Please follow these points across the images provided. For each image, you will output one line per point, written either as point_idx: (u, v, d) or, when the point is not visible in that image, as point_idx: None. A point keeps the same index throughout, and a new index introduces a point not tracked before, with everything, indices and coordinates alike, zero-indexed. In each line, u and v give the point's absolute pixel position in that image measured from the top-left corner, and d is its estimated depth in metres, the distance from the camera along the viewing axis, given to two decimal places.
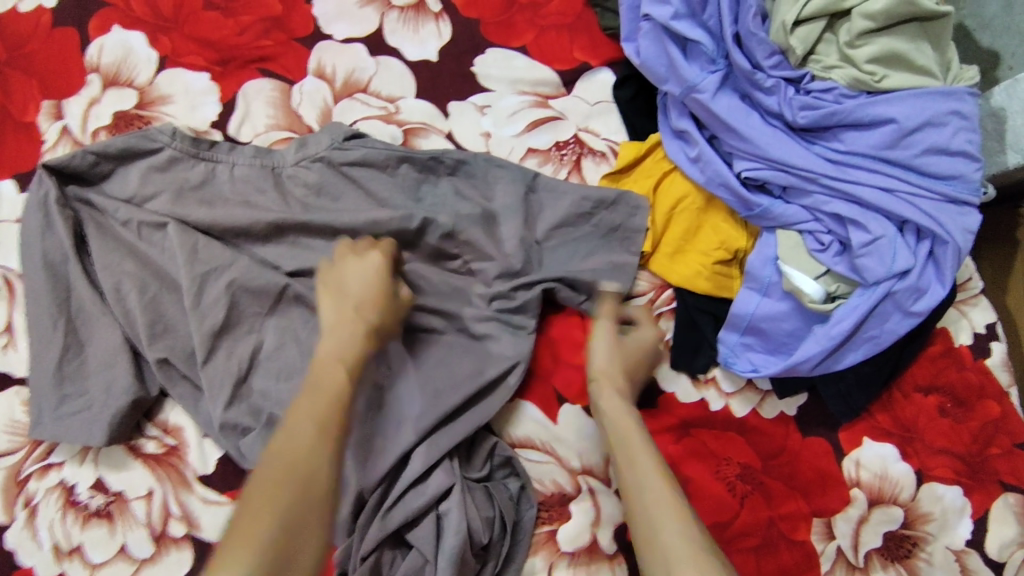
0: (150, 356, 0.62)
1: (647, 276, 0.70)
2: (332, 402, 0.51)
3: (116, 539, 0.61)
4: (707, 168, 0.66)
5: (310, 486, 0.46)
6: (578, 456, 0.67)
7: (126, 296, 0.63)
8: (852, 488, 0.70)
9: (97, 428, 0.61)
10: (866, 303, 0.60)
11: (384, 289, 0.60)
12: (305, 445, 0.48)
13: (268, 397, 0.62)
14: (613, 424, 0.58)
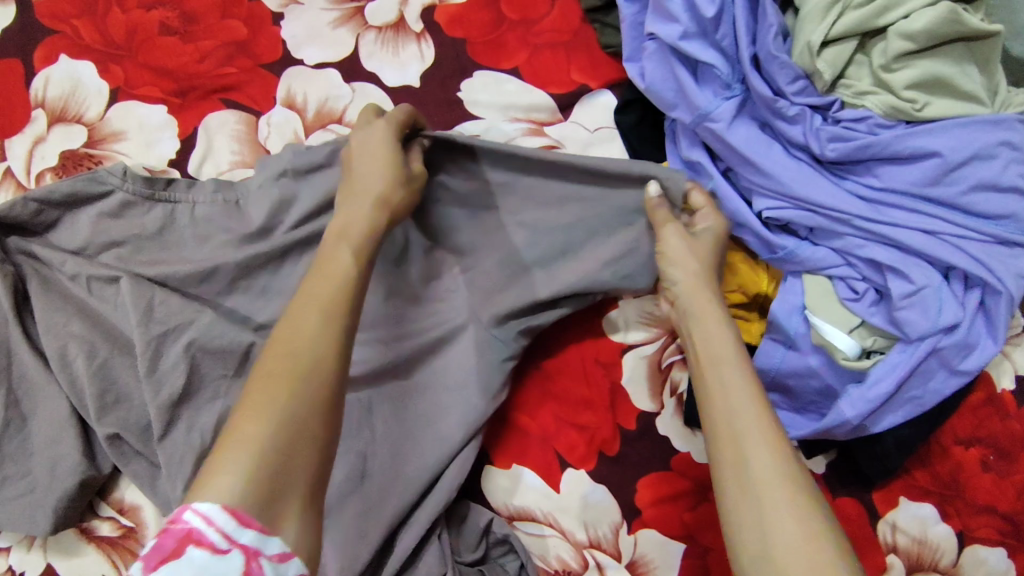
0: (100, 431, 0.55)
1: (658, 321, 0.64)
2: (337, 298, 0.43)
3: None
4: (723, 206, 0.59)
5: (308, 393, 0.39)
6: (584, 528, 0.60)
7: (72, 363, 0.56)
8: (888, 555, 0.63)
9: (41, 515, 0.54)
10: (907, 362, 0.53)
11: (391, 163, 0.52)
12: (308, 335, 0.41)
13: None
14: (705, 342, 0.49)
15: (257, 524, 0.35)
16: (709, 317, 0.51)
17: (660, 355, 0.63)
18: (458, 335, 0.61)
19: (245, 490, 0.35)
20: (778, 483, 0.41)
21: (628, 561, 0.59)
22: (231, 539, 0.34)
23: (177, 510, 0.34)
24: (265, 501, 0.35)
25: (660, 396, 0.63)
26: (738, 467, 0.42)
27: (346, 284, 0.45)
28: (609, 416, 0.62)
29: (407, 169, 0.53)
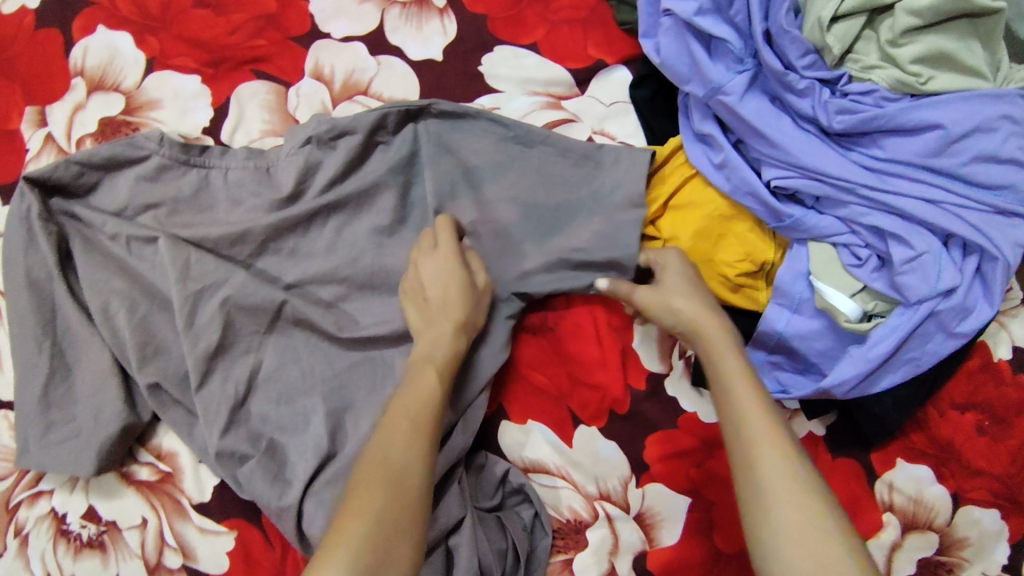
0: (141, 380, 0.58)
1: None
2: (426, 418, 0.50)
3: (109, 571, 0.58)
4: (733, 176, 0.61)
5: (402, 500, 0.44)
6: (595, 480, 0.63)
7: (114, 316, 0.59)
8: (885, 514, 0.66)
9: (85, 459, 0.57)
10: (906, 324, 0.55)
11: (462, 286, 0.58)
12: (401, 449, 0.47)
13: (268, 421, 0.59)
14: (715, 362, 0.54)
15: None
16: (719, 345, 0.55)
17: None
18: None
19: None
20: (787, 482, 0.44)
21: (636, 513, 0.63)
22: None
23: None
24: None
25: (670, 358, 0.66)
26: (748, 468, 0.46)
27: (430, 403, 0.51)
28: (620, 376, 0.65)
29: (477, 296, 0.60)
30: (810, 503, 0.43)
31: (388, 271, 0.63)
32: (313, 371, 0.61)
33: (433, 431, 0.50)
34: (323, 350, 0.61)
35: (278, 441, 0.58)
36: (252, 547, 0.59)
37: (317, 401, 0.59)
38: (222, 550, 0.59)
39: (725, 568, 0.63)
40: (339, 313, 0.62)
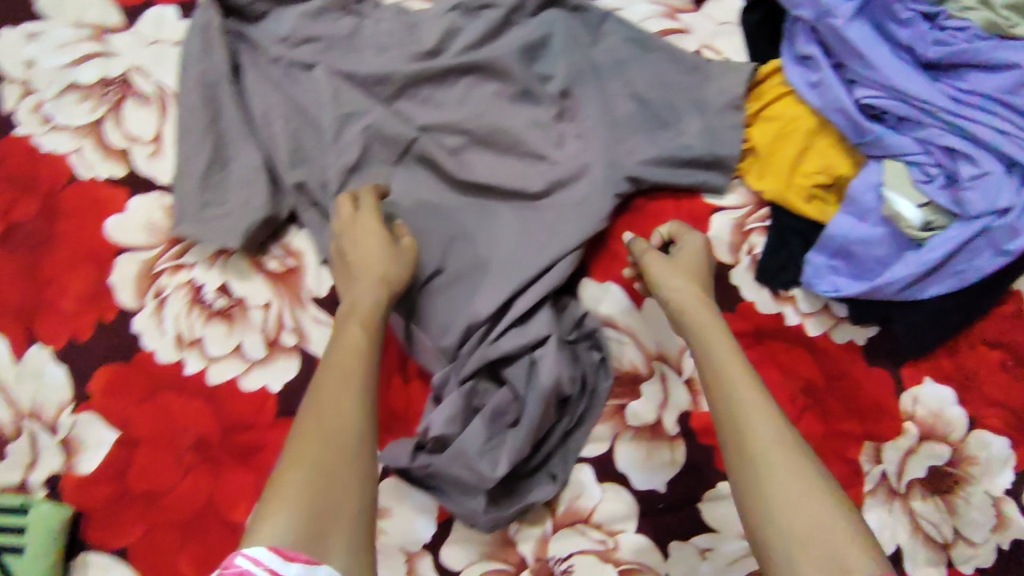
0: (290, 179, 0.66)
1: (744, 191, 0.74)
2: (352, 364, 0.54)
3: (233, 338, 0.67)
4: (827, 93, 0.69)
5: (333, 448, 0.48)
6: (656, 343, 0.71)
7: (271, 123, 0.68)
8: (906, 421, 0.74)
9: (233, 237, 0.65)
10: (962, 235, 0.64)
11: (384, 246, 0.62)
12: (330, 408, 0.50)
13: (388, 235, 0.66)
14: (713, 373, 0.58)
15: (303, 557, 0.42)
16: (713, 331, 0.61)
17: (744, 219, 0.73)
18: (580, 166, 0.71)
19: (295, 538, 0.43)
20: (799, 468, 0.50)
21: (687, 377, 0.71)
22: (281, 570, 0.41)
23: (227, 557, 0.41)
24: (310, 544, 0.43)
25: (738, 253, 0.73)
26: (751, 455, 0.52)
27: (370, 355, 0.56)
28: None
29: (400, 257, 0.63)
30: (804, 468, 0.50)
31: (507, 130, 0.70)
32: (431, 203, 0.69)
33: (366, 382, 0.53)
34: (441, 189, 0.70)
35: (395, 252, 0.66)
36: None
37: (434, 226, 0.68)
38: None
39: None
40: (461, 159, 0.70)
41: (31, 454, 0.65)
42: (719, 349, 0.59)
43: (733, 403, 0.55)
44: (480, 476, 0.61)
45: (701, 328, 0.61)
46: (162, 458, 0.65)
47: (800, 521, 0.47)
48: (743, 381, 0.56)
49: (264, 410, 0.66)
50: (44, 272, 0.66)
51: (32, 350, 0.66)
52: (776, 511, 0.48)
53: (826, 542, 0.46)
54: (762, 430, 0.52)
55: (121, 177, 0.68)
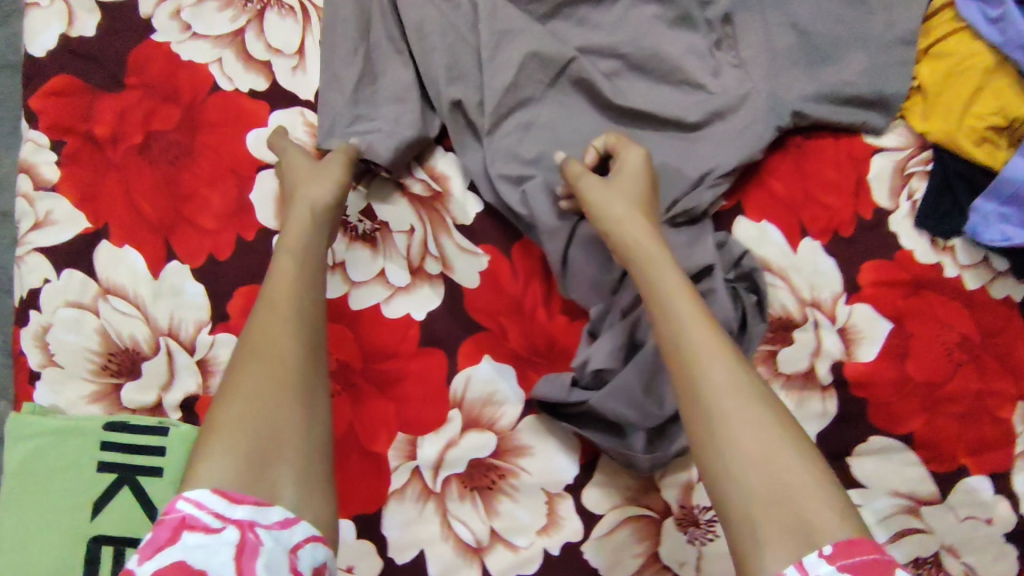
0: (446, 96, 0.64)
1: (905, 132, 0.70)
2: (288, 301, 0.53)
3: (377, 263, 0.65)
4: (1010, 28, 0.65)
5: (273, 384, 0.49)
6: (811, 289, 0.67)
7: (426, 37, 0.64)
8: None
9: (383, 149, 0.62)
10: None
11: (311, 169, 0.60)
12: (269, 339, 0.51)
13: (544, 161, 0.64)
14: (649, 291, 0.52)
15: (247, 500, 0.45)
16: (657, 261, 0.53)
17: (905, 163, 0.70)
18: (742, 101, 0.67)
19: (229, 481, 0.45)
20: (729, 415, 0.45)
21: (840, 325, 0.68)
22: (224, 517, 0.43)
23: (170, 501, 0.44)
24: (259, 485, 0.46)
25: (898, 198, 0.69)
26: (698, 408, 0.46)
27: (307, 275, 0.55)
28: (851, 203, 0.68)
29: (332, 219, 0.59)
30: (756, 422, 0.45)
31: (666, 57, 0.67)
32: (583, 129, 0.66)
33: (315, 322, 0.53)
34: (594, 116, 0.66)
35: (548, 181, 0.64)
36: (501, 273, 0.65)
37: (589, 153, 0.65)
38: (476, 269, 0.65)
39: (911, 394, 0.68)
40: (617, 84, 0.66)
41: (167, 374, 0.62)
42: (659, 271, 0.52)
43: (687, 329, 0.49)
44: (645, 413, 0.60)
45: (645, 250, 0.54)
46: None
47: (755, 467, 0.44)
48: (680, 310, 0.50)
49: (406, 339, 0.64)
50: (184, 185, 0.64)
51: (171, 266, 0.63)
52: (731, 461, 0.44)
53: (783, 497, 0.43)
54: (713, 372, 0.47)
55: (263, 91, 0.66)
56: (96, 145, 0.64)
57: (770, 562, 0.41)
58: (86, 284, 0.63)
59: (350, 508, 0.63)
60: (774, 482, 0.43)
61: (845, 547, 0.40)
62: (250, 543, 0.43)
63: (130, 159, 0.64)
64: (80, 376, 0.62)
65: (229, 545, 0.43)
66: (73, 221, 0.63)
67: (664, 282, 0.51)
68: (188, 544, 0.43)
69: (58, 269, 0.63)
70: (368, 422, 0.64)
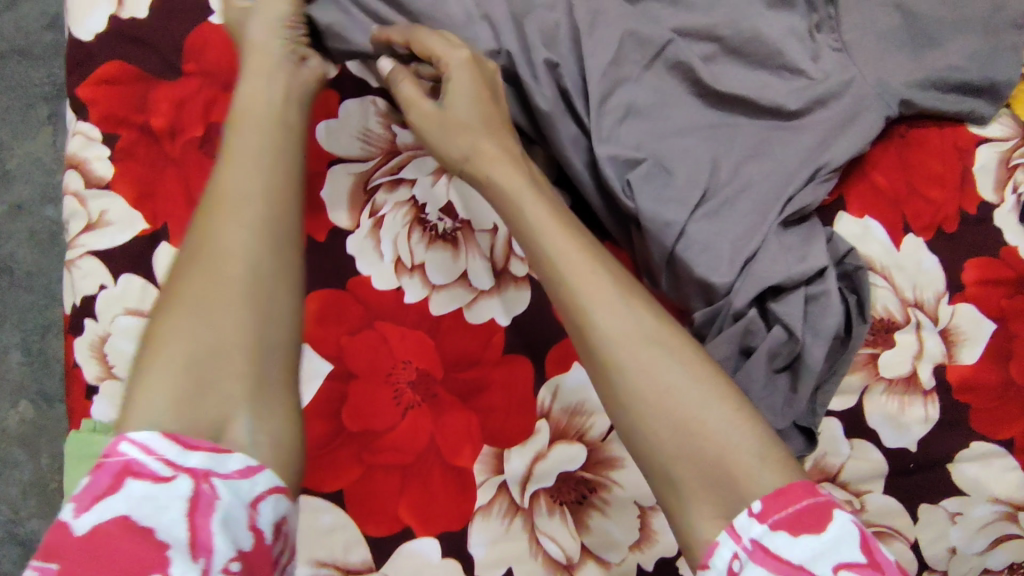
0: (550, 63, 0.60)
1: (1010, 121, 0.66)
2: (228, 197, 0.46)
3: (458, 265, 0.61)
4: None
5: (227, 292, 0.43)
6: (914, 288, 0.64)
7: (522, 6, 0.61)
8: None
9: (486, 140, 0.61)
10: None
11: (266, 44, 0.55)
12: (229, 245, 0.44)
13: (643, 152, 0.60)
14: (534, 226, 0.48)
15: (207, 445, 0.39)
16: (515, 183, 0.51)
17: (1011, 154, 0.66)
18: (844, 87, 0.62)
19: (171, 413, 0.39)
20: (636, 361, 0.43)
21: (942, 326, 0.64)
22: (173, 465, 0.38)
23: (111, 443, 0.38)
24: (208, 418, 0.40)
25: (1003, 191, 0.66)
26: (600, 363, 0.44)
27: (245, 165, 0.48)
28: (956, 197, 0.65)
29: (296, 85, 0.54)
30: (663, 360, 0.43)
31: (765, 41, 0.62)
32: (676, 118, 0.62)
33: (279, 218, 0.46)
34: (687, 104, 0.62)
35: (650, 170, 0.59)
36: None
37: (686, 144, 0.61)
38: None
39: (1015, 396, 0.64)
40: (714, 68, 0.62)
41: None
42: (535, 206, 0.49)
43: (576, 280, 0.45)
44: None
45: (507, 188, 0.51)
46: (380, 395, 0.60)
47: (653, 403, 0.42)
48: (564, 247, 0.46)
49: (490, 345, 0.60)
50: None
51: None
52: (628, 399, 0.43)
53: (676, 427, 0.42)
54: (600, 315, 0.44)
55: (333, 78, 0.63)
56: (152, 138, 0.59)
57: (705, 528, 0.40)
58: (146, 290, 0.58)
59: (432, 526, 0.59)
60: (683, 427, 0.42)
61: (776, 500, 0.39)
62: (205, 497, 0.38)
63: (189, 153, 0.59)
64: None
65: (182, 498, 0.37)
66: (130, 222, 0.58)
67: (532, 209, 0.49)
68: (134, 494, 0.37)
69: (115, 275, 0.58)
70: (449, 435, 0.60)
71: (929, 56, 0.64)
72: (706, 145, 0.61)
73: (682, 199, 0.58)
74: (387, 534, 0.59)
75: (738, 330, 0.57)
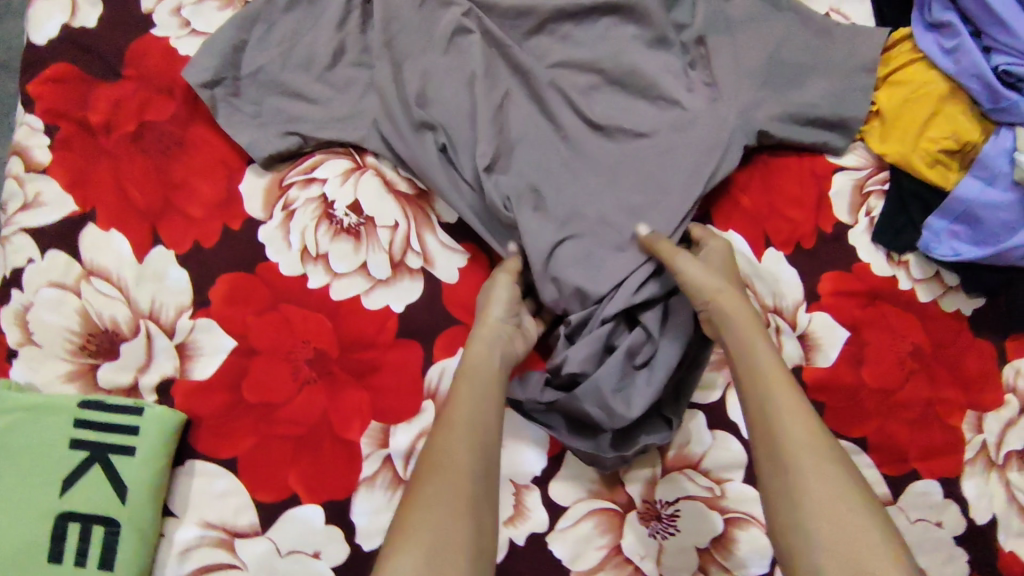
0: (440, 100, 0.69)
1: (863, 152, 0.75)
2: (467, 416, 0.54)
3: (359, 256, 0.67)
4: (963, 58, 0.69)
5: (456, 481, 0.51)
6: (774, 296, 0.71)
7: (424, 44, 0.70)
8: (1007, 392, 0.74)
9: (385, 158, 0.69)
10: None
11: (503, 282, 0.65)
12: (466, 446, 0.52)
13: (525, 170, 0.68)
14: (752, 372, 0.57)
15: None
16: (745, 323, 0.60)
17: (864, 181, 0.74)
18: (710, 117, 0.70)
19: None
20: (828, 505, 0.49)
21: (801, 331, 0.71)
22: None
23: None
24: None
25: (857, 213, 0.73)
26: (792, 497, 0.51)
27: (482, 393, 0.57)
28: (813, 217, 0.73)
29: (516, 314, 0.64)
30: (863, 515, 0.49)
31: (640, 76, 0.71)
32: (560, 141, 0.70)
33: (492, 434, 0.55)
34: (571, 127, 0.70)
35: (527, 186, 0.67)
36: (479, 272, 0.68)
37: (568, 162, 0.69)
38: (455, 265, 0.68)
39: (866, 398, 0.71)
40: (593, 97, 0.71)
41: (145, 355, 0.64)
42: (757, 349, 0.58)
43: (771, 417, 0.54)
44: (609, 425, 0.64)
45: (744, 344, 0.58)
46: (279, 371, 0.65)
47: (839, 545, 0.48)
48: (781, 393, 0.55)
49: (384, 329, 0.66)
50: (173, 173, 0.66)
51: (156, 250, 0.65)
52: (813, 533, 0.49)
53: (849, 559, 0.47)
54: (813, 472, 0.51)
55: (247, 103, 0.69)
56: (89, 132, 0.66)
57: None
58: (70, 265, 0.64)
59: (319, 494, 0.63)
60: (867, 545, 0.47)
61: None
62: None
63: (122, 146, 0.66)
64: (59, 355, 0.63)
65: None
66: (62, 204, 0.65)
67: (755, 352, 0.58)
68: None
69: (43, 250, 0.64)
70: (341, 411, 0.65)
71: (787, 94, 0.73)
72: (588, 164, 0.69)
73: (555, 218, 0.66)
74: (273, 500, 0.63)
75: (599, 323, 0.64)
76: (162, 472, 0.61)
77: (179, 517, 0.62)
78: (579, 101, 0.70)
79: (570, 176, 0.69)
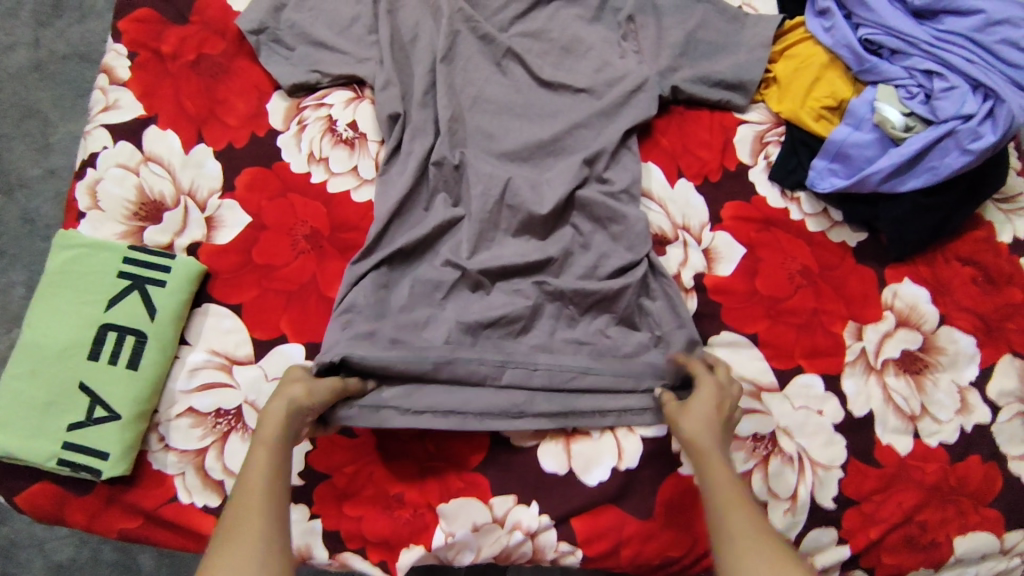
0: (417, 54, 0.88)
1: (764, 112, 0.92)
2: (261, 481, 0.63)
3: (351, 161, 0.86)
4: (836, 34, 0.87)
5: (243, 538, 0.58)
6: (682, 216, 0.87)
7: (413, 10, 0.90)
8: (885, 310, 0.86)
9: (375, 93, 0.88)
10: (934, 134, 0.82)
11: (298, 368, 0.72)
12: (250, 512, 0.60)
13: (456, 117, 0.86)
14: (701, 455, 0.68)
15: None
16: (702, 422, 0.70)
17: (763, 133, 0.91)
18: (636, 75, 0.88)
19: None
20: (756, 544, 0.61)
21: (705, 246, 0.87)
22: None
23: None
24: None
25: (756, 157, 0.90)
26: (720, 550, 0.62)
27: (277, 459, 0.65)
28: (720, 157, 0.90)
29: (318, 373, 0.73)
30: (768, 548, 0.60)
31: (581, 44, 0.91)
32: (515, 93, 0.89)
33: (280, 493, 0.63)
34: (523, 81, 0.90)
35: (464, 165, 0.84)
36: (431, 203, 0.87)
37: (516, 106, 0.88)
38: None
39: (757, 302, 0.85)
40: (542, 59, 0.90)
41: (181, 222, 0.83)
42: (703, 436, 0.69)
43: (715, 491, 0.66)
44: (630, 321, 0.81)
45: (704, 437, 0.69)
46: (281, 241, 0.83)
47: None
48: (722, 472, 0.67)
49: (366, 217, 0.84)
50: (218, 93, 0.87)
51: (199, 146, 0.85)
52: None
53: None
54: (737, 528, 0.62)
55: (272, 47, 0.89)
56: (160, 60, 0.88)
57: None
58: (133, 153, 0.85)
59: (303, 336, 0.80)
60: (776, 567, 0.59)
61: None
62: None
63: (182, 71, 0.88)
64: (116, 218, 0.83)
65: None
66: (133, 108, 0.86)
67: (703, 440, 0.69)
68: None
69: (114, 140, 0.85)
70: (327, 276, 0.82)
71: (700, 63, 0.91)
72: (520, 112, 0.88)
73: (476, 167, 0.83)
74: (266, 338, 0.80)
75: (405, 292, 0.80)
76: (183, 305, 0.79)
77: (192, 345, 0.80)
78: (530, 60, 0.89)
79: (515, 125, 0.87)
